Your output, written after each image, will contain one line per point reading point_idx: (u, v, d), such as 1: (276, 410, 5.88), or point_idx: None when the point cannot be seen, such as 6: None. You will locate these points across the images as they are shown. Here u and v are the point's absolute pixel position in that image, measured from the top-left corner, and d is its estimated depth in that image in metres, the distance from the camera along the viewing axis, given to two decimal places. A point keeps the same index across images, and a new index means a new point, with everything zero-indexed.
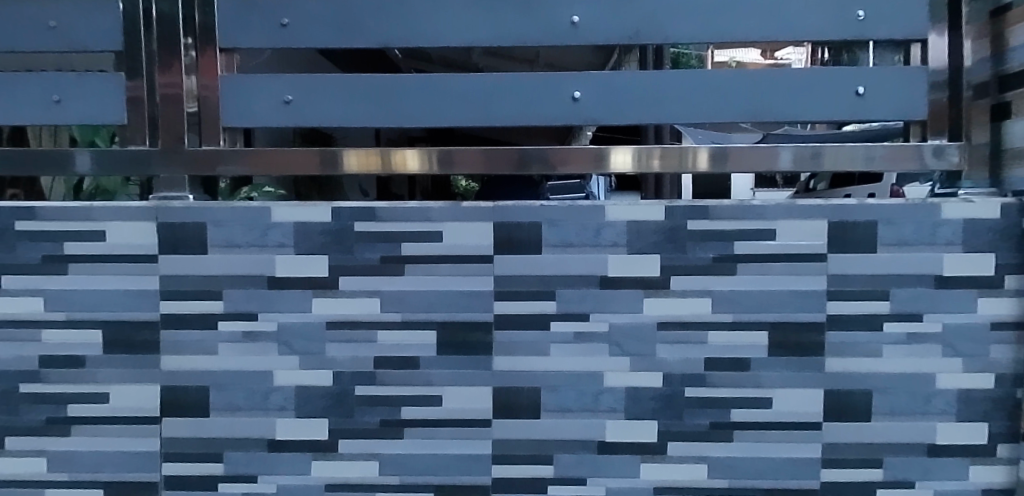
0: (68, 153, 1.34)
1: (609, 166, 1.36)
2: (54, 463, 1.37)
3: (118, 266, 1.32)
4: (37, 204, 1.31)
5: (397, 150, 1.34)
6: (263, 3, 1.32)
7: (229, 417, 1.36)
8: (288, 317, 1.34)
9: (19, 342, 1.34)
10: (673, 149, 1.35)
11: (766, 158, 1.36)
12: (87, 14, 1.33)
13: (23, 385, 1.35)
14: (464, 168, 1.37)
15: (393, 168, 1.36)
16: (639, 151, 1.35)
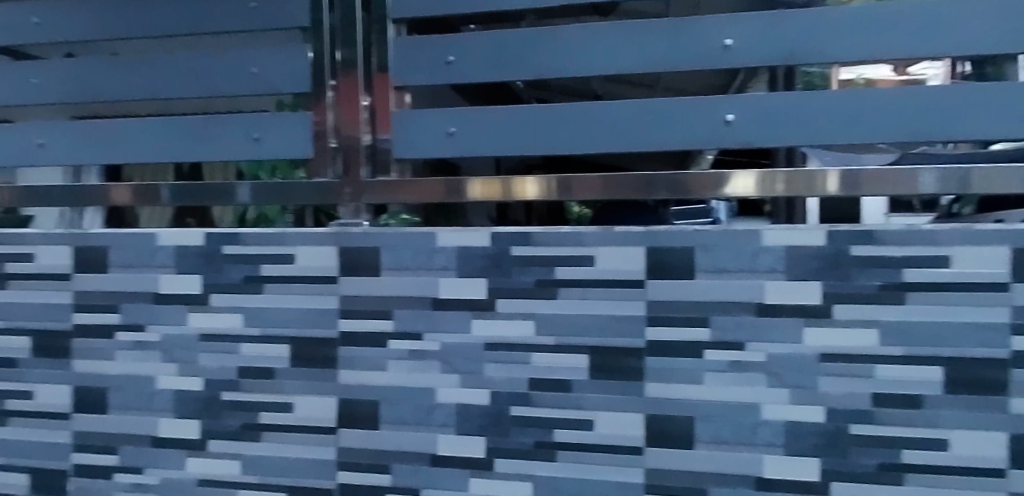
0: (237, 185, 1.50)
1: (728, 190, 1.33)
2: (247, 465, 1.50)
3: (301, 287, 1.44)
4: (241, 230, 1.47)
5: (517, 177, 1.39)
6: (431, 42, 1.42)
7: (394, 431, 1.43)
8: (449, 337, 1.40)
9: (222, 353, 1.49)
10: (799, 173, 1.30)
11: (905, 181, 1.27)
12: (280, 61, 1.47)
13: (225, 393, 1.50)
14: (581, 195, 1.38)
15: (513, 195, 1.40)
16: (763, 174, 1.31)
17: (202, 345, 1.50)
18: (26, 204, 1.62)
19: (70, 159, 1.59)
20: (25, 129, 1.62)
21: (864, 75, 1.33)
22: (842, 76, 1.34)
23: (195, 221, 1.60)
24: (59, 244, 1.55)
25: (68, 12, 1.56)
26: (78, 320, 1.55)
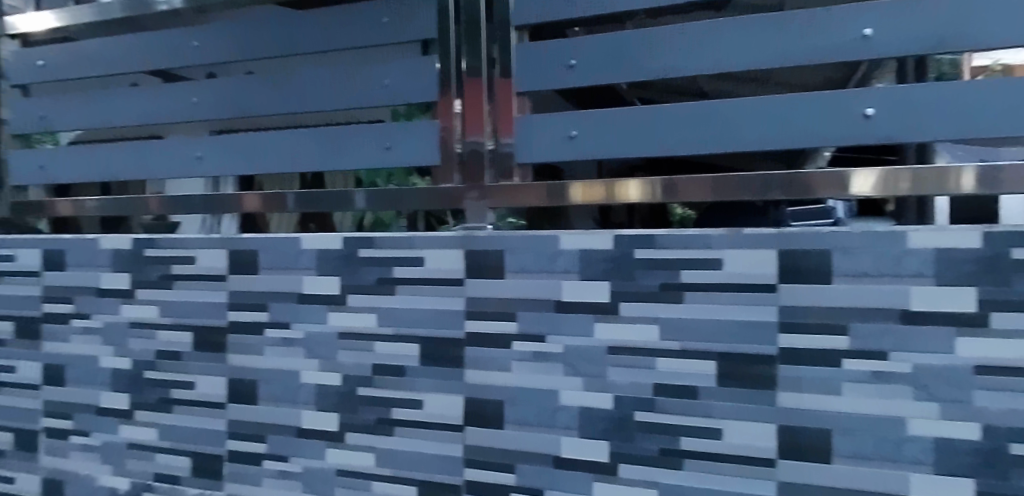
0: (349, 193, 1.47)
1: (853, 192, 1.17)
2: (380, 458, 1.38)
3: (433, 288, 1.34)
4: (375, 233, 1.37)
5: (621, 180, 1.30)
6: (551, 45, 1.36)
7: (517, 431, 1.30)
8: (575, 340, 1.27)
9: (360, 352, 1.39)
10: (929, 168, 1.12)
11: None
12: (408, 70, 1.44)
13: (359, 387, 1.39)
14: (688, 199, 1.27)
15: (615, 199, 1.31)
16: (886, 171, 1.15)
17: (339, 341, 1.40)
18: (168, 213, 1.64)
19: (218, 171, 1.62)
20: (180, 143, 1.68)
21: (1001, 60, 1.11)
22: (975, 63, 1.13)
23: (316, 227, 1.52)
24: (215, 246, 1.50)
25: (216, 35, 1.63)
26: (233, 318, 1.49)
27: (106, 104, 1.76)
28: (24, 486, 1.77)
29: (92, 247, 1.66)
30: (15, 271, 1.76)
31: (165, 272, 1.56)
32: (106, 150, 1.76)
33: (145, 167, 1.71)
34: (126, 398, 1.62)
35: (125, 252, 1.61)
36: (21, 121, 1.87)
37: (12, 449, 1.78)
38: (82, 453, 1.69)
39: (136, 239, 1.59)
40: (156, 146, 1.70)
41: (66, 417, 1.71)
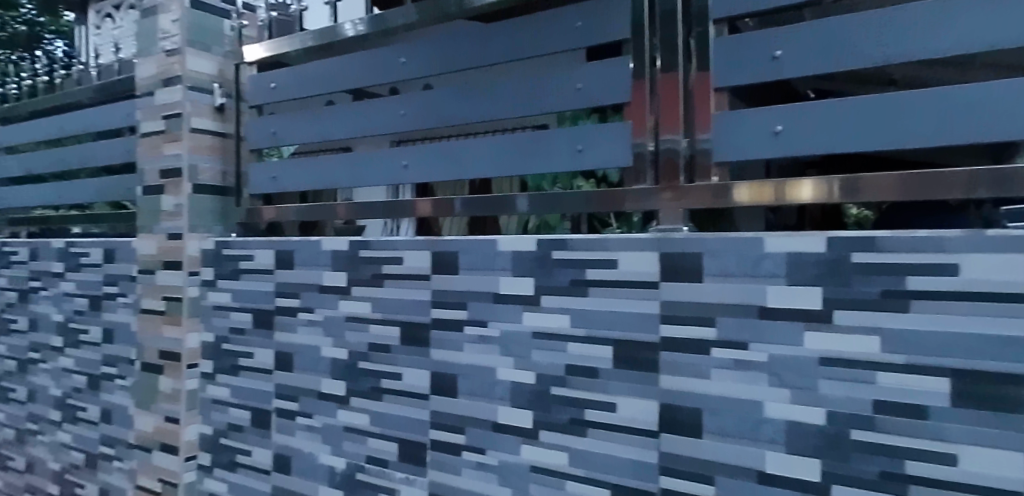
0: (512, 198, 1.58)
1: None
2: (573, 459, 1.37)
3: (629, 291, 1.30)
4: (568, 236, 1.37)
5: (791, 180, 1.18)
6: (757, 38, 1.27)
7: (719, 442, 1.20)
8: (782, 349, 1.14)
9: (556, 352, 1.39)
10: None
11: None
12: (604, 74, 1.43)
13: (553, 388, 1.39)
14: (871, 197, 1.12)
15: (785, 199, 1.19)
16: None
17: (536, 342, 1.41)
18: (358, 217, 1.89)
19: (423, 178, 1.74)
20: (391, 156, 1.81)
21: None
22: None
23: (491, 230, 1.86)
24: (422, 248, 1.59)
25: (419, 52, 1.75)
26: (435, 314, 1.57)
27: (321, 122, 1.97)
28: (259, 459, 2.02)
29: (315, 249, 1.84)
30: (254, 268, 2.02)
31: (377, 272, 1.69)
32: (327, 163, 1.97)
33: (361, 179, 1.88)
34: (342, 385, 1.78)
35: (342, 253, 1.77)
36: (258, 138, 2.16)
37: (250, 426, 2.05)
38: (306, 433, 1.88)
39: (353, 241, 1.75)
40: (369, 159, 1.86)
41: (293, 400, 1.92)
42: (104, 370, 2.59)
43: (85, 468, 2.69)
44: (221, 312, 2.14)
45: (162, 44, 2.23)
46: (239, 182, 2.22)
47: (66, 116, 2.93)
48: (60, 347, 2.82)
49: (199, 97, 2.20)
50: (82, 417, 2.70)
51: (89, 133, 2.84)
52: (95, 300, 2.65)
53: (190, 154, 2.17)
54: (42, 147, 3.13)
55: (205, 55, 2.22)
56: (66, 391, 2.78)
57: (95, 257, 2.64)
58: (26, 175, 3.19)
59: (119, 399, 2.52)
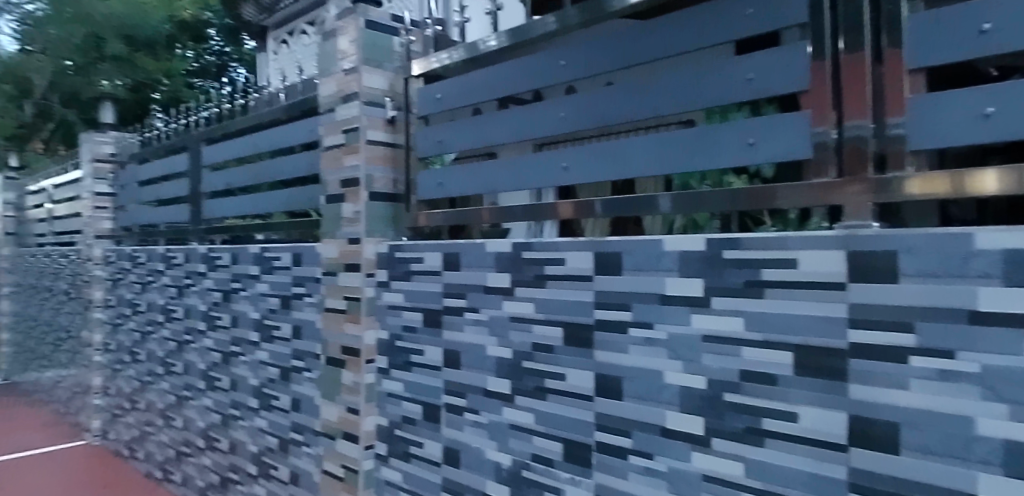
0: (654, 198, 1.59)
1: None
2: (749, 470, 1.30)
3: (807, 293, 1.20)
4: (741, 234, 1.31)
5: (971, 169, 1.03)
6: (962, 10, 1.10)
7: (918, 459, 1.06)
8: (996, 359, 0.96)
9: (728, 357, 1.33)
10: None
11: None
12: (776, 61, 1.36)
13: (726, 394, 1.34)
14: None
15: (965, 191, 1.04)
16: None
17: (707, 345, 1.36)
18: (500, 221, 2.03)
19: (584, 178, 1.77)
20: (552, 157, 1.87)
21: None
22: None
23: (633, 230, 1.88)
24: (584, 249, 1.60)
25: (577, 53, 1.77)
26: (599, 316, 1.57)
27: (482, 127, 2.09)
28: (430, 450, 2.15)
29: (480, 251, 1.93)
30: (424, 270, 2.16)
31: (540, 273, 1.73)
32: (491, 167, 2.08)
33: (524, 181, 1.97)
34: (507, 384, 1.84)
35: (506, 255, 1.83)
36: (425, 148, 2.34)
37: (422, 419, 2.19)
38: (473, 429, 1.97)
39: (516, 243, 1.80)
40: (531, 162, 1.94)
41: (461, 396, 2.02)
42: (294, 363, 2.88)
43: (278, 452, 3.01)
44: (394, 311, 2.32)
45: (342, 64, 2.54)
46: (408, 188, 2.43)
47: (258, 135, 3.31)
48: (257, 341, 3.17)
49: (373, 111, 2.46)
50: (276, 406, 3.02)
51: (277, 150, 3.19)
52: (286, 300, 2.95)
53: (367, 164, 2.42)
54: (238, 165, 3.54)
55: (377, 70, 2.48)
56: (262, 381, 3.12)
57: (285, 261, 2.95)
58: (224, 189, 3.62)
59: (306, 390, 2.79)
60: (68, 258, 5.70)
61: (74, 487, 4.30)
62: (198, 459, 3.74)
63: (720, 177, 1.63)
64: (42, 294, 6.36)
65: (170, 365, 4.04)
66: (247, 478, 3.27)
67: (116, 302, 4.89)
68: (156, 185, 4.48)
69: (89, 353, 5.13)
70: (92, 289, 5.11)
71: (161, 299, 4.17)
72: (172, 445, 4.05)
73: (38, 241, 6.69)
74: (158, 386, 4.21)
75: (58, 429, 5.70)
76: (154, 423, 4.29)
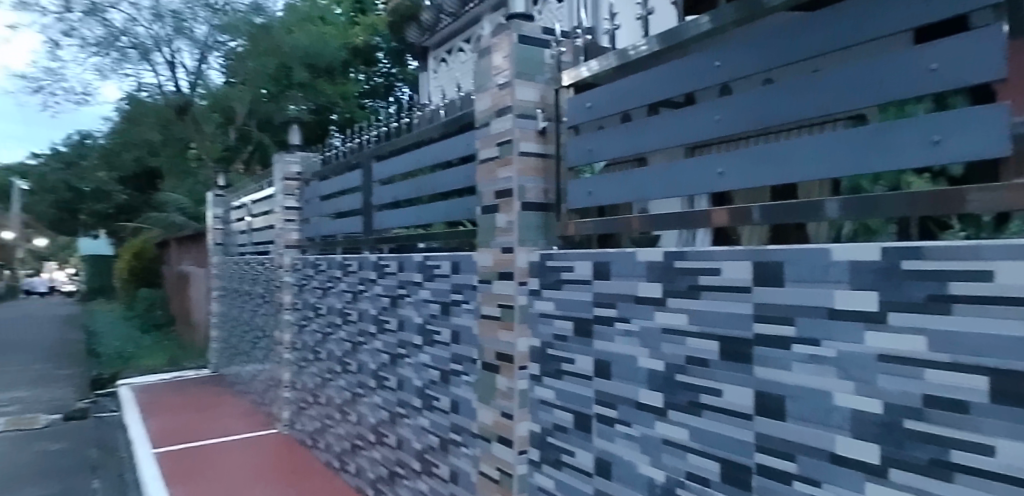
0: (820, 203, 1.47)
1: None
2: None
3: (1005, 310, 1.02)
4: (924, 243, 1.16)
5: None
6: None
7: None
8: None
9: (908, 380, 1.18)
10: None
11: None
12: (964, 48, 1.20)
13: (907, 420, 1.18)
14: None
15: None
16: None
17: (882, 366, 1.23)
18: (650, 229, 2.00)
19: (741, 184, 1.69)
20: (708, 162, 1.80)
21: None
22: None
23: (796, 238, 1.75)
24: (742, 259, 1.53)
25: (733, 53, 1.69)
26: (758, 330, 1.48)
27: (633, 134, 2.07)
28: (581, 460, 2.15)
29: (631, 260, 1.91)
30: (575, 279, 2.18)
31: (694, 283, 1.67)
32: (642, 173, 2.05)
33: (677, 188, 1.91)
34: (660, 397, 1.79)
35: (657, 265, 1.79)
36: (576, 157, 2.36)
37: (574, 428, 2.19)
38: (625, 441, 1.94)
39: (668, 252, 1.75)
40: (685, 168, 1.88)
41: (612, 407, 2.00)
42: (453, 366, 3.03)
43: (439, 450, 3.17)
44: (546, 320, 2.35)
45: (496, 79, 2.64)
46: (559, 198, 2.47)
47: (421, 151, 3.54)
48: (420, 345, 3.37)
49: (526, 124, 2.52)
50: (437, 407, 3.19)
51: (438, 165, 3.38)
52: (446, 306, 3.12)
53: (519, 175, 2.49)
54: (403, 179, 3.80)
55: (530, 83, 2.55)
56: (425, 383, 3.32)
57: (445, 269, 3.11)
58: (391, 202, 3.91)
59: (464, 393, 2.92)
60: (263, 265, 6.45)
61: (267, 473, 4.84)
62: (369, 452, 4.06)
63: (898, 177, 1.47)
64: (244, 297, 7.26)
65: (346, 364, 4.43)
66: (412, 474, 3.48)
67: (302, 305, 5.46)
68: (334, 199, 4.94)
69: (280, 350, 5.76)
70: (283, 293, 5.75)
71: (338, 303, 4.59)
72: (348, 437, 4.43)
73: (240, 251, 7.66)
74: (336, 382, 4.63)
75: (255, 418, 6.46)
76: (333, 417, 4.71)
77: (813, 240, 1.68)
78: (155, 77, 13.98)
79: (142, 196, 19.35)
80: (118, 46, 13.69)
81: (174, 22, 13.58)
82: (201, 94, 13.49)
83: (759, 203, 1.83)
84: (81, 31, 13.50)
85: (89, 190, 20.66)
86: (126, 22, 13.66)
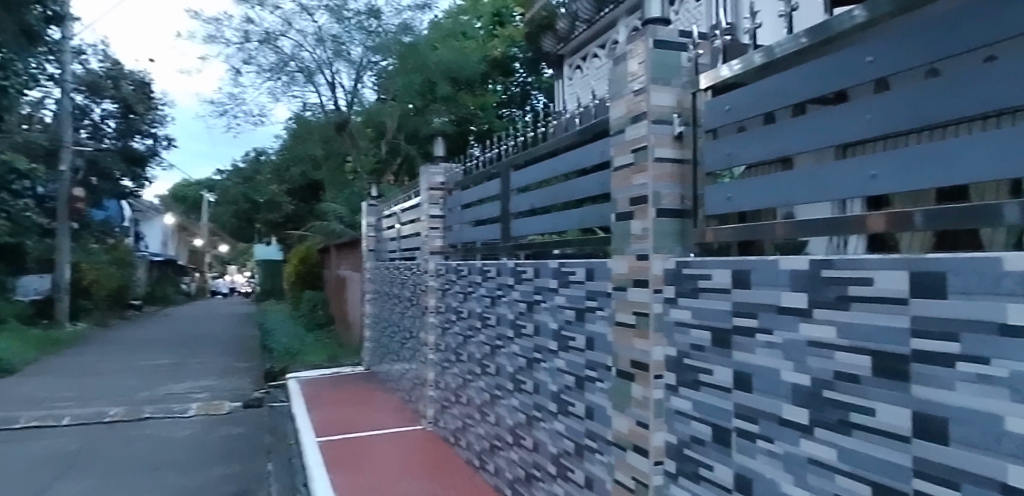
0: (994, 206, 1.33)
1: None
2: None
3: None
4: None
5: None
6: None
7: None
8: None
9: None
10: None
11: None
12: None
13: None
14: None
15: None
16: None
17: None
18: (796, 235, 1.90)
19: (897, 188, 1.56)
20: (859, 164, 1.68)
21: None
22: None
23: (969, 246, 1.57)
24: (897, 268, 1.41)
25: (889, 47, 1.58)
26: (917, 346, 1.36)
27: (776, 136, 1.99)
28: (721, 474, 2.08)
29: (773, 268, 1.82)
30: (713, 287, 2.12)
31: (842, 294, 1.56)
32: (786, 178, 1.95)
33: (824, 192, 1.81)
34: (806, 413, 1.70)
35: (802, 273, 1.70)
36: (713, 162, 2.30)
37: (712, 442, 2.13)
38: (767, 458, 1.85)
39: (814, 260, 1.66)
40: (833, 171, 1.77)
41: (753, 422, 1.92)
42: (588, 372, 3.05)
43: (574, 456, 3.20)
44: (682, 329, 2.30)
45: (632, 85, 2.64)
46: (697, 204, 2.41)
47: (556, 159, 3.60)
48: (555, 350, 3.43)
49: (662, 129, 2.49)
50: (572, 412, 3.22)
51: (573, 172, 3.42)
52: (580, 312, 3.14)
53: (655, 181, 2.46)
54: (539, 187, 3.89)
55: (666, 88, 2.51)
56: (560, 387, 3.36)
57: (580, 276, 3.14)
58: (528, 210, 4.00)
59: (599, 399, 2.93)
60: (410, 270, 6.86)
61: (413, 467, 5.14)
62: (507, 453, 4.17)
63: None
64: (393, 300, 7.76)
65: (485, 366, 4.59)
66: (548, 478, 3.54)
67: (445, 309, 5.73)
68: (474, 207, 5.15)
69: (425, 351, 6.10)
70: (428, 297, 6.08)
71: (478, 307, 4.77)
72: (487, 437, 4.58)
73: (390, 256, 8.20)
74: (476, 383, 4.82)
75: (403, 414, 6.88)
76: (473, 417, 4.90)
77: (988, 248, 1.50)
78: (318, 97, 15.37)
79: (308, 206, 21.30)
80: (288, 71, 15.22)
81: (334, 45, 14.88)
82: (357, 111, 14.64)
83: (923, 206, 1.67)
84: (258, 59, 15.19)
85: (264, 201, 23.11)
86: (295, 49, 15.19)
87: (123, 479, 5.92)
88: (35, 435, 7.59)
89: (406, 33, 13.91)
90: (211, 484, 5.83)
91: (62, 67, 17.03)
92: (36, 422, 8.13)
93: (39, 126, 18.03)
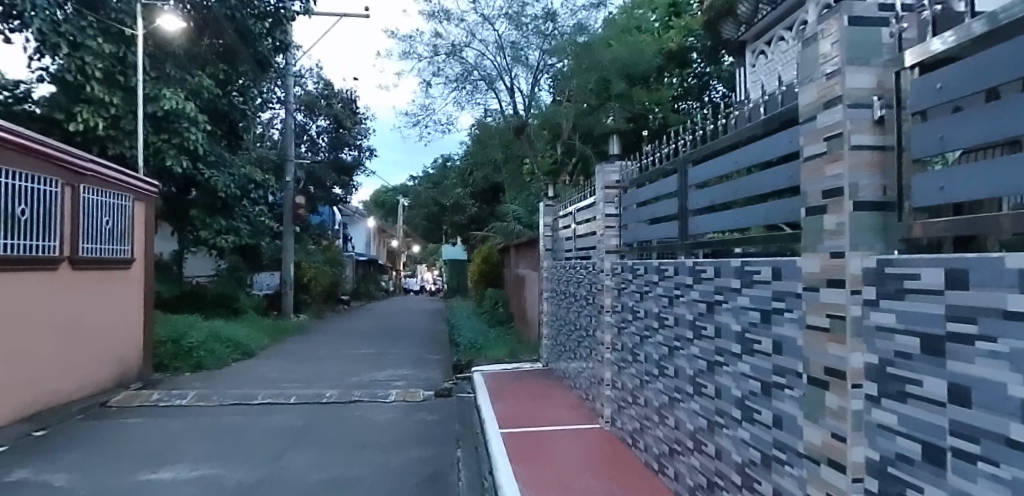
0: None
1: None
2: None
3: None
4: None
5: None
6: None
7: None
8: None
9: None
10: None
11: None
12: None
13: None
14: None
15: None
16: None
17: None
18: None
19: None
20: None
21: None
22: None
23: None
24: None
25: None
26: None
27: (1002, 115, 1.71)
28: None
29: (999, 266, 1.58)
30: (921, 288, 1.89)
31: None
32: (1014, 163, 1.68)
33: None
34: None
35: None
36: (923, 147, 2.04)
37: (922, 461, 1.90)
38: (991, 483, 1.61)
39: None
40: None
41: (973, 442, 1.68)
42: (776, 378, 2.86)
43: (761, 466, 3.02)
44: (884, 334, 2.08)
45: (826, 69, 2.44)
46: (901, 195, 2.15)
47: (738, 152, 3.44)
48: (738, 353, 3.27)
49: (860, 113, 2.27)
50: (758, 420, 3.05)
51: (756, 165, 3.24)
52: (766, 314, 2.96)
53: (851, 171, 2.25)
54: (719, 182, 3.74)
55: (864, 68, 2.29)
56: (744, 393, 3.20)
57: (765, 275, 2.97)
58: (708, 206, 3.86)
59: (788, 407, 2.74)
60: (586, 269, 6.93)
61: (590, 465, 5.18)
62: (688, 459, 4.04)
63: None
64: (570, 299, 7.88)
65: (663, 367, 4.50)
66: (731, 487, 3.37)
67: (620, 308, 5.71)
68: (651, 205, 5.06)
69: (602, 350, 6.13)
70: (605, 296, 6.09)
71: (655, 307, 4.69)
72: (666, 441, 4.48)
73: (566, 255, 8.33)
74: (654, 385, 4.73)
75: (580, 412, 6.96)
76: (652, 419, 4.82)
77: None
78: (498, 103, 16.13)
79: (490, 207, 22.26)
80: (471, 80, 16.11)
81: (513, 51, 15.50)
82: (534, 113, 15.11)
83: None
84: (445, 71, 16.20)
85: (451, 204, 24.59)
86: (478, 58, 16.01)
87: (337, 454, 6.68)
88: (269, 410, 8.87)
89: (581, 33, 14.02)
90: (408, 463, 6.37)
91: (286, 91, 19.62)
92: (270, 399, 9.49)
93: (269, 144, 20.94)
